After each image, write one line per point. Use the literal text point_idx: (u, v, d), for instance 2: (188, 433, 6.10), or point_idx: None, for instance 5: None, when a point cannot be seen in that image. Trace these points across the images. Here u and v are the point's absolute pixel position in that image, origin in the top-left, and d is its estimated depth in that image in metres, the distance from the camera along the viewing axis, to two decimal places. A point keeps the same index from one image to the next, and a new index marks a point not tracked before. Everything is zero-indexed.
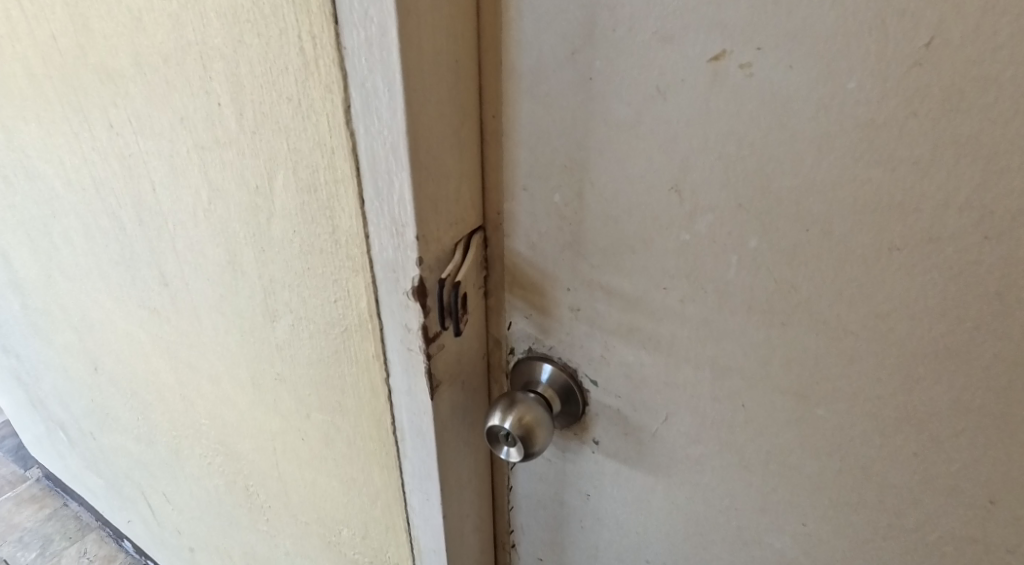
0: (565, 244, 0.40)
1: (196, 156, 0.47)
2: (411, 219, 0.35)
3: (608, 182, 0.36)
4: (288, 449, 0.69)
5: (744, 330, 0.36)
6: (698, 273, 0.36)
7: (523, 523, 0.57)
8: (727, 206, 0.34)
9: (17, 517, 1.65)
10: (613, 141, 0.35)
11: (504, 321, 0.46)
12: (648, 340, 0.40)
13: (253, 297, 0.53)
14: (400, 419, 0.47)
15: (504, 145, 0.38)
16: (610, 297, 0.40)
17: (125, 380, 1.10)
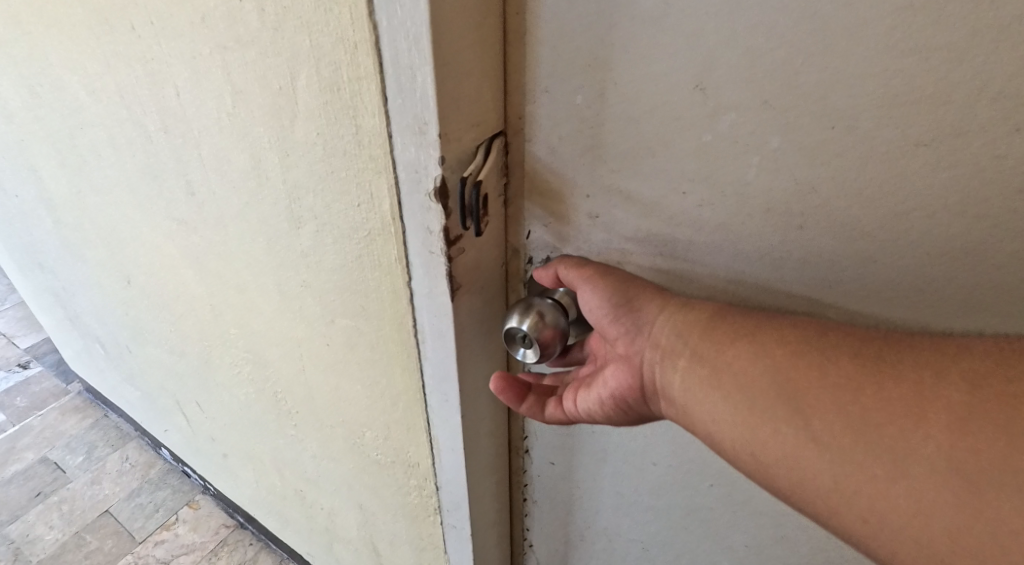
0: (585, 148, 0.40)
1: (218, 57, 0.47)
2: (433, 117, 0.35)
3: (631, 82, 0.36)
4: (314, 357, 0.72)
5: (761, 232, 0.38)
6: (717, 176, 0.37)
7: (537, 426, 0.60)
8: (752, 104, 0.34)
9: (63, 424, 1.74)
10: (637, 34, 0.34)
11: (523, 230, 0.46)
12: (664, 246, 0.42)
13: (278, 204, 0.54)
14: (421, 322, 0.49)
15: (525, 44, 0.37)
16: (629, 201, 0.40)
17: (156, 293, 1.14)
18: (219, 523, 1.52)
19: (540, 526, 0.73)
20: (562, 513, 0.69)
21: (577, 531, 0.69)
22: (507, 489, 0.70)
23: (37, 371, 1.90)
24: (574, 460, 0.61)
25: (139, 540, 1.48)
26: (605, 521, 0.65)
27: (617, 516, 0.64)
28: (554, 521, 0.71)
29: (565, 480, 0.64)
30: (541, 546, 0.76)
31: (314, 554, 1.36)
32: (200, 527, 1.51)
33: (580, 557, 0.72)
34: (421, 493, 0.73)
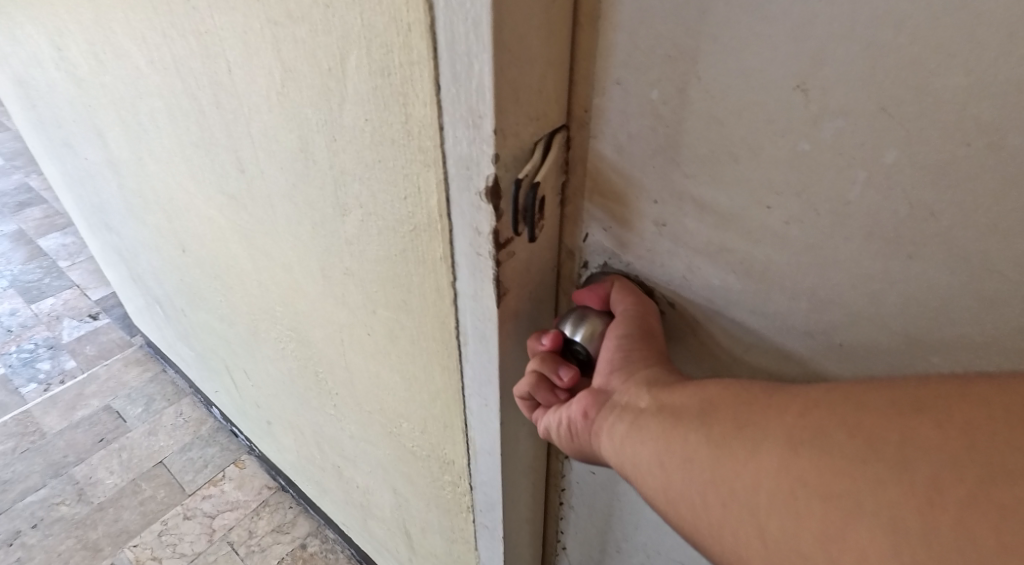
0: (658, 147, 0.37)
1: (268, 32, 0.45)
2: (489, 109, 0.31)
3: (719, 78, 0.32)
4: (355, 343, 0.70)
5: (859, 259, 0.34)
6: (811, 191, 0.33)
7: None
8: (865, 111, 0.30)
9: (125, 375, 1.80)
10: (734, 23, 0.31)
11: (580, 232, 0.44)
12: (739, 263, 0.38)
13: (325, 188, 0.52)
14: (464, 323, 0.46)
15: (599, 29, 0.35)
16: (704, 210, 0.37)
17: (208, 262, 1.15)
18: (262, 484, 1.55)
19: (575, 532, 0.70)
20: (599, 522, 0.66)
21: (613, 543, 0.66)
22: (542, 490, 0.68)
23: (105, 323, 1.96)
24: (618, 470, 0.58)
25: (188, 492, 1.52)
26: (644, 538, 0.62)
27: (657, 535, 0.60)
28: (589, 529, 0.68)
29: (605, 488, 0.61)
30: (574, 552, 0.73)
31: (349, 526, 1.36)
32: (245, 485, 1.54)
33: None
34: (455, 488, 0.71)
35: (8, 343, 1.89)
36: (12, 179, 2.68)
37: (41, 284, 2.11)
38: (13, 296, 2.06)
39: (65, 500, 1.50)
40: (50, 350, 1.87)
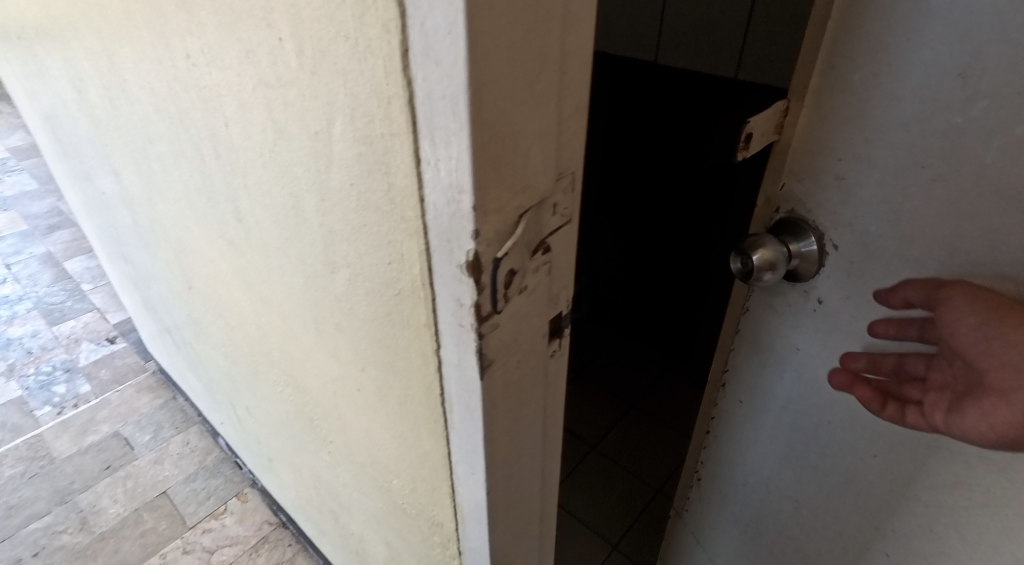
0: (850, 119, 0.49)
1: (261, 92, 0.44)
2: (468, 186, 0.30)
3: (907, 63, 0.44)
4: (347, 395, 0.68)
5: (987, 212, 0.44)
6: (956, 155, 0.44)
7: (742, 361, 0.67)
8: (1005, 94, 0.41)
9: (136, 402, 1.79)
10: (925, 25, 0.43)
11: (778, 182, 0.55)
12: (894, 213, 0.49)
13: (316, 243, 0.51)
14: (449, 391, 0.44)
15: (827, 28, 0.48)
16: (874, 167, 0.49)
17: (212, 299, 1.14)
18: (264, 519, 1.51)
19: (706, 466, 0.78)
20: (732, 455, 0.73)
21: (739, 477, 0.74)
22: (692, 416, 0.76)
23: (121, 347, 1.96)
24: (765, 401, 0.66)
25: (190, 525, 1.49)
26: (773, 471, 0.69)
27: (786, 467, 0.68)
28: (720, 463, 0.76)
29: (748, 420, 0.69)
30: (699, 487, 0.81)
31: None
32: (246, 519, 1.51)
33: (732, 506, 0.77)
34: (444, 551, 0.68)
35: (27, 364, 1.90)
36: (44, 203, 2.72)
37: (63, 306, 2.12)
38: (37, 318, 2.07)
39: (69, 528, 1.48)
40: (66, 373, 1.87)
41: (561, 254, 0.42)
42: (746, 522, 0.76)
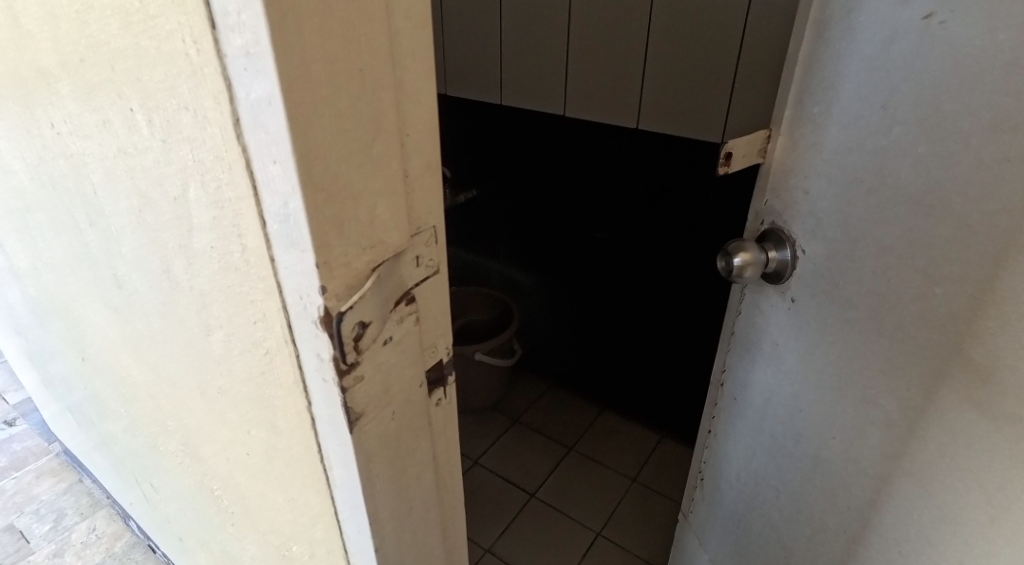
0: (810, 143, 0.60)
1: (122, 161, 0.44)
2: (310, 244, 0.32)
3: (847, 98, 0.55)
4: (238, 463, 0.66)
5: (904, 216, 0.53)
6: (882, 169, 0.54)
7: (734, 360, 0.78)
8: (912, 122, 0.51)
9: (36, 489, 1.65)
10: (857, 68, 0.54)
11: (762, 199, 0.68)
12: (837, 219, 0.59)
13: (190, 308, 0.51)
14: (327, 448, 0.44)
15: (793, 72, 0.62)
16: (826, 181, 0.59)
17: (107, 372, 1.08)
18: None
19: (709, 462, 0.87)
20: (727, 449, 0.83)
21: (730, 472, 0.82)
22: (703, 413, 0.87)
23: (22, 429, 1.82)
24: (747, 394, 0.76)
25: None
26: (755, 463, 0.77)
27: (763, 458, 0.76)
28: (719, 457, 0.85)
29: (737, 414, 0.79)
30: (705, 485, 0.90)
31: None
32: None
33: (726, 502, 0.85)
34: None
35: None
36: None
37: None
38: None
39: None
40: None
41: (431, 306, 0.43)
42: (738, 518, 0.83)
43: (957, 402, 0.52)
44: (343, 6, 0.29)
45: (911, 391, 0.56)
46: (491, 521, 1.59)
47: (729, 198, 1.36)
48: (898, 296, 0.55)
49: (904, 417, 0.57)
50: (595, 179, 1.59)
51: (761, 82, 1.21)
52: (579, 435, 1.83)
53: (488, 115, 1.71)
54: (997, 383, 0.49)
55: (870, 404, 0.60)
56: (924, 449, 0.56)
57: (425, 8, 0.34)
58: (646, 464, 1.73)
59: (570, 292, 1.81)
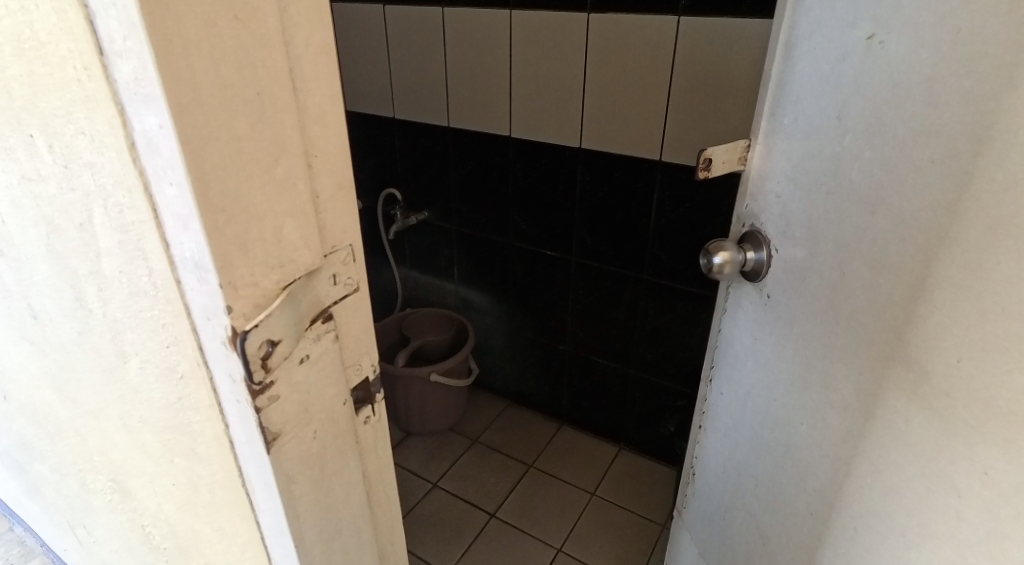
0: (779, 151, 0.65)
1: (25, 189, 0.43)
2: (211, 263, 0.33)
3: (808, 110, 0.60)
4: (162, 500, 0.63)
5: (852, 216, 0.56)
6: (836, 173, 0.58)
7: (719, 356, 0.81)
8: (858, 130, 0.55)
9: None
10: (815, 82, 0.59)
11: (743, 203, 0.72)
12: (802, 219, 0.62)
13: (97, 338, 0.48)
14: (248, 472, 0.44)
15: (764, 87, 0.67)
16: (793, 185, 0.63)
17: (29, 414, 1.02)
18: None
19: (699, 456, 0.90)
20: (713, 443, 0.85)
21: (716, 466, 0.85)
22: (695, 410, 0.90)
23: None
24: (729, 389, 0.79)
25: None
26: (736, 456, 0.80)
27: (743, 450, 0.78)
28: (706, 452, 0.87)
29: (721, 409, 0.82)
30: (695, 480, 0.92)
31: None
32: None
33: (713, 496, 0.87)
34: None
35: None
36: None
37: None
38: None
39: None
40: None
41: (351, 323, 0.44)
42: (722, 511, 0.85)
43: (895, 394, 0.54)
44: (234, 33, 0.30)
45: (861, 378, 0.58)
46: (451, 544, 1.57)
47: (673, 214, 1.42)
48: (849, 291, 0.58)
49: (856, 405, 0.59)
50: (543, 198, 1.60)
51: (693, 98, 1.28)
52: (538, 452, 1.84)
53: (431, 138, 1.71)
54: (928, 373, 0.51)
55: (828, 394, 0.62)
56: (874, 435, 0.57)
57: (328, 35, 0.35)
58: (605, 477, 1.75)
59: (524, 309, 1.82)
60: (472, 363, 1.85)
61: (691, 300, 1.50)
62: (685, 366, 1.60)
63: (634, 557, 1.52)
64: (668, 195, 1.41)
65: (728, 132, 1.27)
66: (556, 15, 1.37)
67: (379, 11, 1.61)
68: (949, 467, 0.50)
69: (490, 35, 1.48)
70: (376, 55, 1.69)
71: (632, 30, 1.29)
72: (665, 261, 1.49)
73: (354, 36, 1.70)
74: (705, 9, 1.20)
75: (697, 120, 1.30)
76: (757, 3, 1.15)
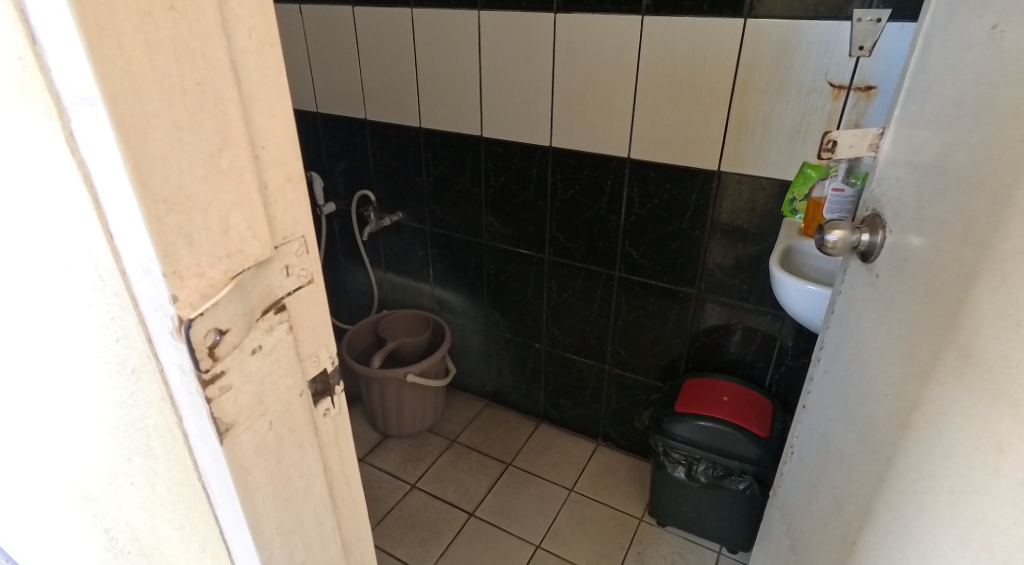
0: (905, 138, 0.69)
1: None
2: (154, 252, 0.33)
3: (934, 99, 0.64)
4: (102, 517, 0.61)
5: (953, 193, 0.60)
6: (948, 155, 0.62)
7: (830, 335, 0.85)
8: (971, 115, 0.59)
9: None
10: (945, 71, 0.63)
11: (867, 188, 0.77)
12: (914, 199, 0.66)
13: (41, 339, 0.46)
14: (204, 465, 0.44)
15: (901, 79, 0.71)
16: (911, 168, 0.68)
17: None
18: None
19: (799, 433, 0.94)
20: (812, 419, 0.89)
21: (813, 440, 0.89)
22: (803, 389, 0.94)
23: None
24: (834, 364, 0.83)
25: None
26: (828, 431, 0.84)
27: (836, 422, 0.82)
28: (805, 428, 0.91)
29: (824, 386, 0.86)
30: (793, 457, 0.96)
31: None
32: None
33: (807, 470, 0.91)
34: None
35: None
36: None
37: None
38: None
39: None
40: None
41: (307, 316, 0.44)
42: (811, 486, 0.89)
43: (960, 358, 0.57)
44: (171, 22, 0.30)
45: (938, 345, 0.61)
46: (430, 544, 1.56)
47: (641, 210, 1.45)
48: (942, 263, 0.61)
49: (930, 370, 0.62)
50: (514, 197, 1.61)
51: (658, 96, 1.30)
52: (516, 450, 1.85)
53: (402, 139, 1.71)
54: (988, 337, 0.54)
55: (911, 361, 0.65)
56: (939, 399, 0.60)
57: (272, 27, 0.35)
58: (582, 473, 1.76)
59: (499, 308, 1.82)
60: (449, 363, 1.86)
61: (662, 296, 1.52)
62: (658, 361, 1.62)
63: (611, 551, 1.54)
64: (636, 192, 1.43)
65: (693, 128, 1.30)
66: (523, 15, 1.38)
67: (346, 12, 1.61)
68: (997, 424, 0.52)
69: (457, 36, 1.48)
70: (344, 56, 1.68)
71: (597, 31, 1.31)
72: (635, 257, 1.51)
73: (320, 37, 1.69)
74: (667, 9, 1.23)
75: (666, 117, 1.31)
76: (718, 2, 1.18)
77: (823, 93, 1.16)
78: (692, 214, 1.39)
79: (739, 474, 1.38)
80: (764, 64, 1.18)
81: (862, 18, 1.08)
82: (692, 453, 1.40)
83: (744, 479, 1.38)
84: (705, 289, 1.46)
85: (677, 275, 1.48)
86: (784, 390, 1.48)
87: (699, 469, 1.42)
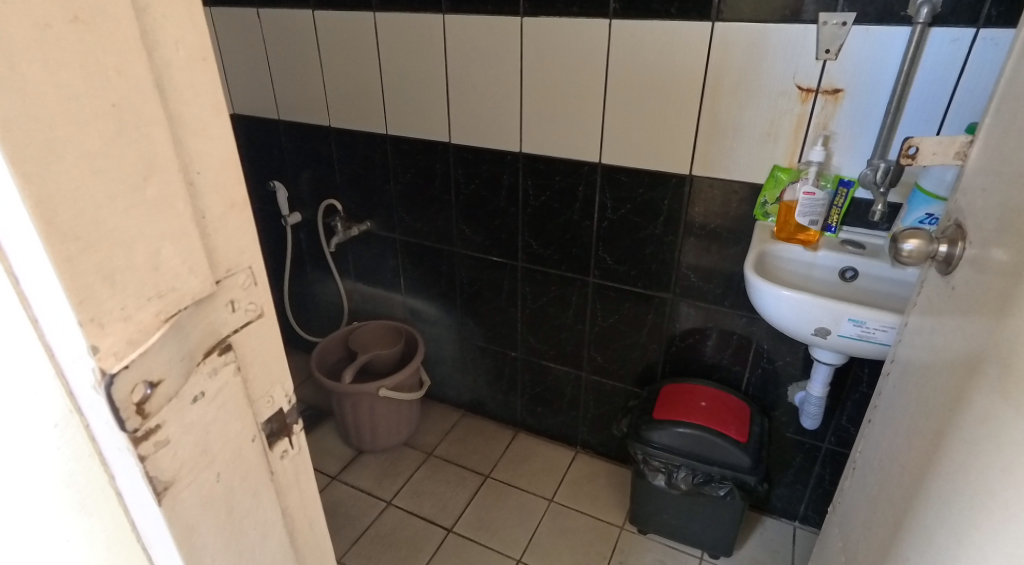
0: (993, 146, 0.69)
1: None
2: (64, 300, 0.29)
3: None
4: None
5: None
6: None
7: (904, 349, 0.85)
8: None
9: None
10: None
11: (952, 200, 0.76)
12: (993, 207, 0.66)
13: None
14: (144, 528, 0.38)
15: (998, 86, 0.71)
16: (994, 178, 0.67)
17: None
18: None
19: (864, 447, 0.94)
20: (878, 433, 0.89)
21: (878, 455, 0.88)
22: (872, 402, 0.93)
23: None
24: (905, 379, 0.82)
25: None
26: (894, 445, 0.83)
27: (901, 437, 0.81)
28: (871, 443, 0.91)
29: (893, 401, 0.85)
30: (857, 471, 0.96)
31: None
32: None
33: (869, 483, 0.90)
34: None
35: None
36: None
37: None
38: None
39: None
40: None
41: (257, 353, 0.40)
42: (870, 500, 0.89)
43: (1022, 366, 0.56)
44: (77, 36, 0.26)
45: (1001, 357, 0.59)
46: None
47: (614, 215, 1.42)
48: (1009, 271, 0.60)
49: (992, 384, 0.61)
50: (486, 204, 1.58)
51: (628, 100, 1.28)
52: (494, 461, 1.81)
53: (369, 146, 1.66)
54: None
55: (974, 374, 0.64)
56: (999, 412, 0.59)
57: (203, 38, 0.32)
58: (562, 482, 1.73)
59: (473, 318, 1.79)
60: (422, 375, 1.82)
61: (638, 301, 1.50)
62: (635, 367, 1.60)
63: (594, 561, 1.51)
64: (609, 197, 1.41)
65: (664, 132, 1.28)
66: (488, 18, 1.35)
67: (306, 16, 1.56)
68: None
69: (422, 41, 1.45)
70: (306, 63, 1.63)
71: (565, 33, 1.28)
72: (609, 263, 1.49)
73: (280, 42, 1.64)
74: (634, 13, 1.21)
75: (638, 121, 1.30)
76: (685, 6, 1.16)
77: (791, 96, 1.15)
78: (665, 218, 1.37)
79: (719, 480, 1.36)
80: (734, 67, 1.17)
81: (828, 22, 1.07)
82: (672, 460, 1.38)
83: (724, 485, 1.36)
84: (681, 294, 1.44)
85: (651, 279, 1.46)
86: (762, 393, 1.47)
87: (679, 476, 1.39)
